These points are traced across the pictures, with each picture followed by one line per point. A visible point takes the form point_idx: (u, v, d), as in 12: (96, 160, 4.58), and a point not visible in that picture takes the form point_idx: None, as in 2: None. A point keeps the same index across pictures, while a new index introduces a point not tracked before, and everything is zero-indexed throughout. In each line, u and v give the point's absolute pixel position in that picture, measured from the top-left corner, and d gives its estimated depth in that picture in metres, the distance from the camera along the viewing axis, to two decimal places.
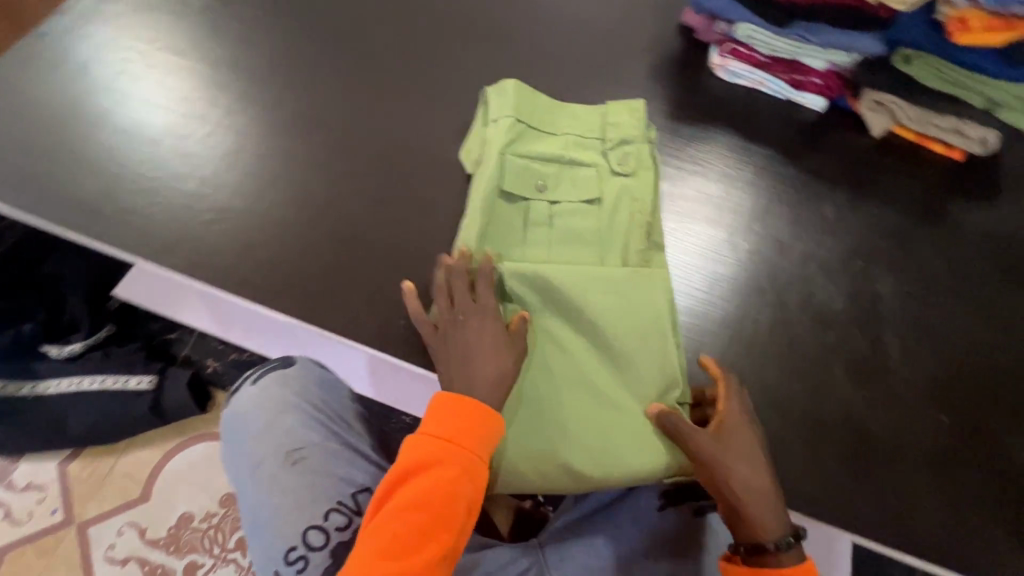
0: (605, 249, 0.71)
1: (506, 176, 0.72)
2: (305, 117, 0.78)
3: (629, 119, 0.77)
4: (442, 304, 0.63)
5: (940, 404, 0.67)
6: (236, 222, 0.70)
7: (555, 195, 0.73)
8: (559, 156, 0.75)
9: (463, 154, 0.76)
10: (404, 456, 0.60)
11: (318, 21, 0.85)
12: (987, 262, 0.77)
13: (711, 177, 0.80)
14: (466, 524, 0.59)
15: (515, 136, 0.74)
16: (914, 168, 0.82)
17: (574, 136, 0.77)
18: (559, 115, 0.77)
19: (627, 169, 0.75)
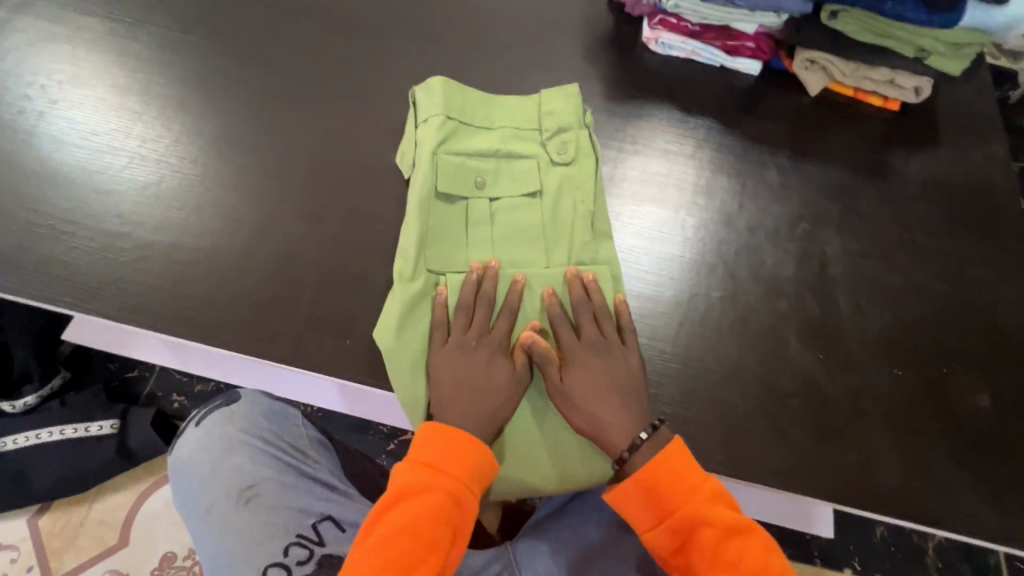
0: (550, 244, 0.68)
1: (442, 177, 0.69)
2: (227, 139, 0.75)
3: (564, 105, 0.73)
4: (459, 323, 0.62)
5: (894, 359, 0.68)
6: (165, 258, 0.67)
7: (495, 192, 0.70)
8: (495, 150, 0.71)
9: (399, 158, 0.73)
10: (396, 478, 0.57)
11: (231, 34, 0.81)
12: (931, 210, 0.77)
13: (656, 157, 0.78)
14: (454, 552, 0.56)
15: (447, 135, 0.70)
16: (852, 124, 0.82)
17: (510, 128, 0.73)
18: (493, 106, 0.73)
19: (567, 158, 0.71)
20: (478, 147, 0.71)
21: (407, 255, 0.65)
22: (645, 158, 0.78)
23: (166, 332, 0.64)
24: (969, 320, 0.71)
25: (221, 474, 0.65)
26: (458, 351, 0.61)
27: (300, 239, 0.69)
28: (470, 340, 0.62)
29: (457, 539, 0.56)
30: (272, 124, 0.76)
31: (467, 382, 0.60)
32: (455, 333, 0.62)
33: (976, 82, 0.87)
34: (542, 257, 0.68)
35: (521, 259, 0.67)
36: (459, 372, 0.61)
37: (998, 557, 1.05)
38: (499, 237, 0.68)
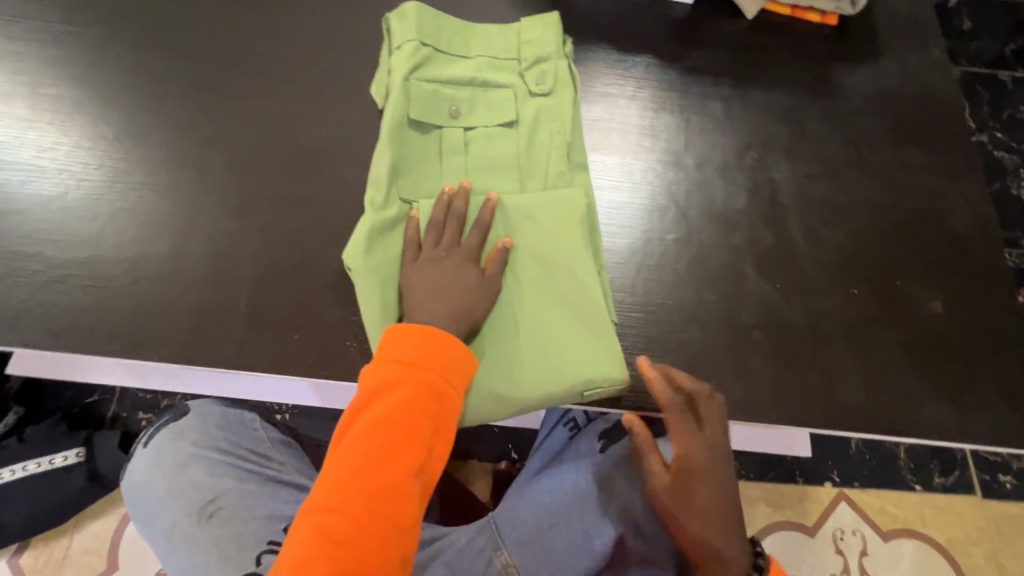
0: (526, 175, 0.67)
1: (414, 105, 0.67)
2: (135, 135, 0.69)
3: (543, 33, 0.72)
4: (429, 239, 0.60)
5: (850, 279, 0.68)
6: (86, 273, 0.62)
7: (470, 121, 0.68)
8: (471, 79, 0.69)
9: (373, 88, 0.71)
10: (369, 376, 0.55)
11: (120, 19, 0.74)
12: (876, 123, 0.76)
13: (634, 77, 0.77)
14: (437, 442, 0.55)
15: (420, 62, 0.68)
16: (791, 44, 0.80)
17: (487, 57, 0.71)
18: (471, 36, 0.72)
19: (544, 88, 0.70)
20: (455, 73, 0.69)
21: (378, 182, 0.63)
22: (624, 76, 0.77)
23: (99, 351, 0.60)
24: (919, 229, 0.71)
25: (179, 491, 0.65)
26: (428, 266, 0.59)
27: (231, 235, 0.65)
28: (439, 256, 0.60)
29: (441, 431, 0.55)
30: (182, 114, 0.70)
31: (437, 297, 0.58)
32: (426, 250, 0.60)
33: None
34: (515, 187, 0.66)
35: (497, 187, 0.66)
36: (428, 284, 0.58)
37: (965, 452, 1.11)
38: (473, 166, 0.67)
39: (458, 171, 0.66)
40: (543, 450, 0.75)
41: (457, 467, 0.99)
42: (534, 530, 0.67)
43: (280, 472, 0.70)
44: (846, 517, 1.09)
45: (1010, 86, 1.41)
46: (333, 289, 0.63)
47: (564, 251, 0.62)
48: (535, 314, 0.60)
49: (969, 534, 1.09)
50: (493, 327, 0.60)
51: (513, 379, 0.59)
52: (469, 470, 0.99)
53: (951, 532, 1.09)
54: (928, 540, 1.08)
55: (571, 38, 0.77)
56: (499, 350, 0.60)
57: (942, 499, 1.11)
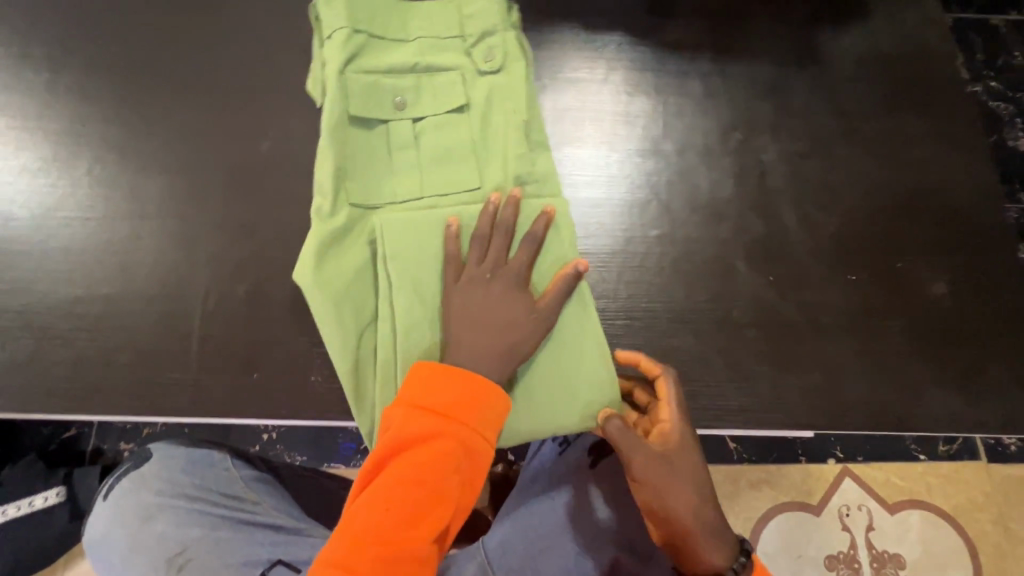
0: (485, 162, 0.62)
1: (354, 101, 0.61)
2: (61, 164, 0.63)
3: (484, 5, 0.65)
4: (473, 255, 0.55)
5: (846, 265, 0.63)
6: (22, 323, 0.57)
7: (417, 110, 0.63)
8: (413, 65, 0.63)
9: (308, 85, 0.64)
10: (394, 426, 0.51)
11: (32, 34, 0.67)
12: (867, 88, 0.71)
13: (596, 50, 0.71)
14: (463, 502, 0.51)
15: (356, 51, 0.62)
16: (772, 8, 0.73)
17: (430, 37, 0.65)
18: (408, 17, 0.65)
19: (494, 65, 0.64)
20: (395, 60, 0.63)
21: (322, 187, 0.58)
22: (588, 50, 0.71)
23: (44, 408, 0.55)
24: (919, 203, 0.66)
25: (145, 545, 0.64)
26: (476, 285, 0.54)
27: (176, 270, 0.59)
28: (486, 274, 0.54)
29: (468, 490, 0.51)
30: (111, 137, 0.64)
31: (482, 323, 0.53)
32: (470, 270, 0.55)
33: None
34: (475, 177, 0.61)
35: (457, 179, 0.61)
36: (478, 307, 0.54)
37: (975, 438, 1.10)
38: (423, 158, 0.62)
39: (411, 165, 0.62)
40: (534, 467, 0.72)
41: None
42: (524, 557, 0.64)
43: (255, 513, 0.66)
44: (851, 492, 1.07)
45: (1004, 30, 1.34)
46: (293, 320, 0.59)
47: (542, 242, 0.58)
48: None
49: (976, 500, 1.08)
50: None
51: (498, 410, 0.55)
52: None
53: (958, 499, 1.08)
54: (934, 510, 1.07)
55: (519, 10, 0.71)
56: None
57: (947, 467, 1.09)
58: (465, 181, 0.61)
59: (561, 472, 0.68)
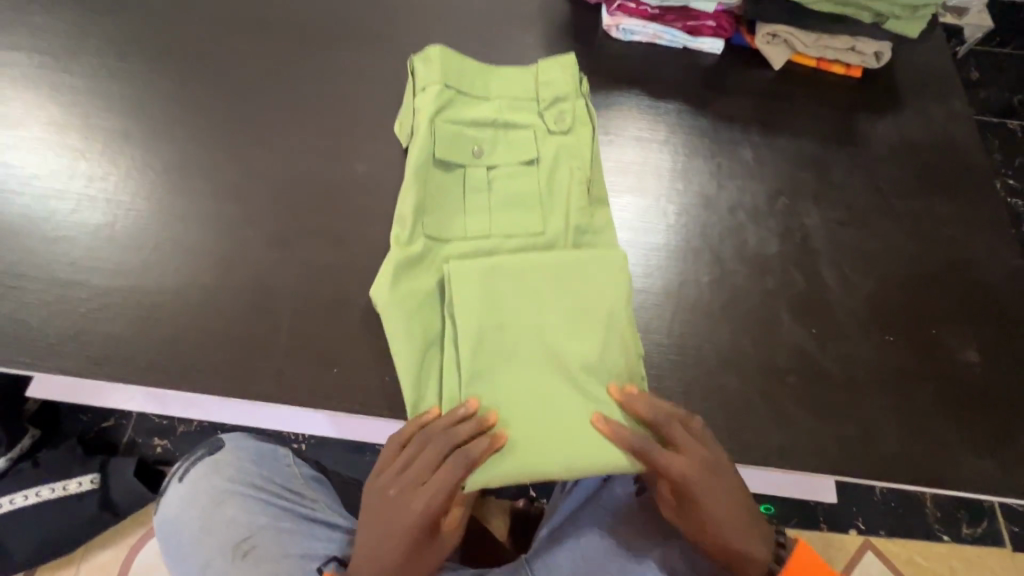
0: (546, 213, 0.69)
1: (440, 147, 0.69)
2: (180, 167, 0.70)
3: (560, 75, 0.73)
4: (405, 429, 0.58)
5: (883, 325, 0.68)
6: (127, 303, 0.63)
7: (492, 159, 0.71)
8: (492, 121, 0.72)
9: (397, 128, 0.73)
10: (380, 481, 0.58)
11: (171, 55, 0.77)
12: (903, 171, 0.78)
13: (648, 121, 0.79)
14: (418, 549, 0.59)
15: (445, 103, 0.71)
16: (817, 94, 0.82)
17: (508, 99, 0.73)
18: (491, 77, 0.74)
19: (563, 127, 0.72)
20: (477, 114, 0.72)
21: (404, 220, 0.66)
22: (635, 119, 0.79)
23: (137, 381, 0.60)
24: (950, 278, 0.71)
25: (214, 528, 0.71)
26: (389, 497, 0.57)
27: (272, 268, 0.65)
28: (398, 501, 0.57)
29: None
30: (226, 148, 0.72)
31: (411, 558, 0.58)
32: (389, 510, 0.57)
33: (932, 40, 0.88)
34: (539, 224, 0.69)
35: (521, 224, 0.68)
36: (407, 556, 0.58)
37: (998, 520, 1.10)
38: (490, 202, 0.69)
39: (482, 206, 0.69)
40: (577, 492, 0.77)
41: (476, 504, 1.01)
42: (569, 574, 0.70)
43: (312, 508, 0.74)
44: (873, 568, 1.06)
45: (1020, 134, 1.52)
46: (370, 324, 0.64)
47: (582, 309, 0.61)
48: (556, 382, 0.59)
49: None
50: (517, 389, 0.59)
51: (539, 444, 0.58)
52: (487, 508, 1.02)
53: None
54: None
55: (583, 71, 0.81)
56: (524, 412, 0.59)
57: (972, 551, 1.08)
58: (528, 225, 0.68)
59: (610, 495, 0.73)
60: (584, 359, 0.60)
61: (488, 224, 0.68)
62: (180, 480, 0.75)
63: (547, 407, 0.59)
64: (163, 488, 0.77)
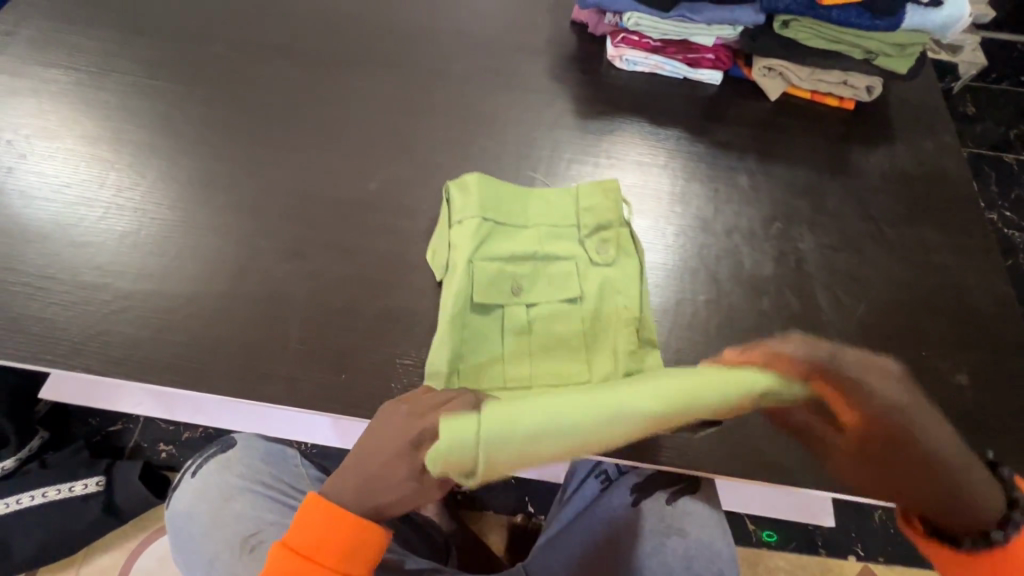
0: (587, 355, 0.67)
1: (477, 288, 0.67)
2: (204, 180, 0.74)
3: (605, 205, 0.73)
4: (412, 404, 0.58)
5: (874, 348, 0.70)
6: (147, 306, 0.66)
7: (532, 296, 0.69)
8: (532, 254, 0.70)
9: (430, 255, 0.71)
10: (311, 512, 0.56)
11: (200, 76, 0.82)
12: (894, 199, 0.81)
13: (653, 171, 0.81)
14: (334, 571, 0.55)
15: (484, 236, 0.69)
16: (811, 125, 0.86)
17: (546, 226, 0.72)
18: (529, 202, 0.73)
19: (606, 260, 0.71)
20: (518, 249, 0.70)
21: (439, 371, 0.64)
22: (642, 174, 0.80)
23: (153, 382, 0.62)
24: (940, 303, 0.74)
25: (223, 523, 0.75)
26: (384, 428, 0.57)
27: (286, 278, 0.69)
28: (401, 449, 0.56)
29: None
30: (247, 163, 0.76)
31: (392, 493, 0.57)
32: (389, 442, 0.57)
33: (922, 77, 0.93)
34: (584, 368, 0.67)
35: (562, 365, 0.67)
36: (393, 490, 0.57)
37: None
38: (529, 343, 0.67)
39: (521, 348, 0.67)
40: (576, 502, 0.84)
41: (474, 518, 1.07)
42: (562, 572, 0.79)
43: None
44: None
45: (1016, 168, 1.55)
46: (379, 333, 0.66)
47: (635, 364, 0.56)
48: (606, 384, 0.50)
49: None
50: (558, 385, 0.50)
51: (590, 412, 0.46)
52: (486, 522, 1.07)
53: None
54: None
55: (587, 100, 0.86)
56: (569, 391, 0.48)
57: None
58: (572, 361, 0.67)
59: (606, 504, 0.80)
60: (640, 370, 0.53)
61: (527, 366, 0.66)
62: (191, 476, 0.79)
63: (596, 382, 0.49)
64: (173, 485, 0.81)
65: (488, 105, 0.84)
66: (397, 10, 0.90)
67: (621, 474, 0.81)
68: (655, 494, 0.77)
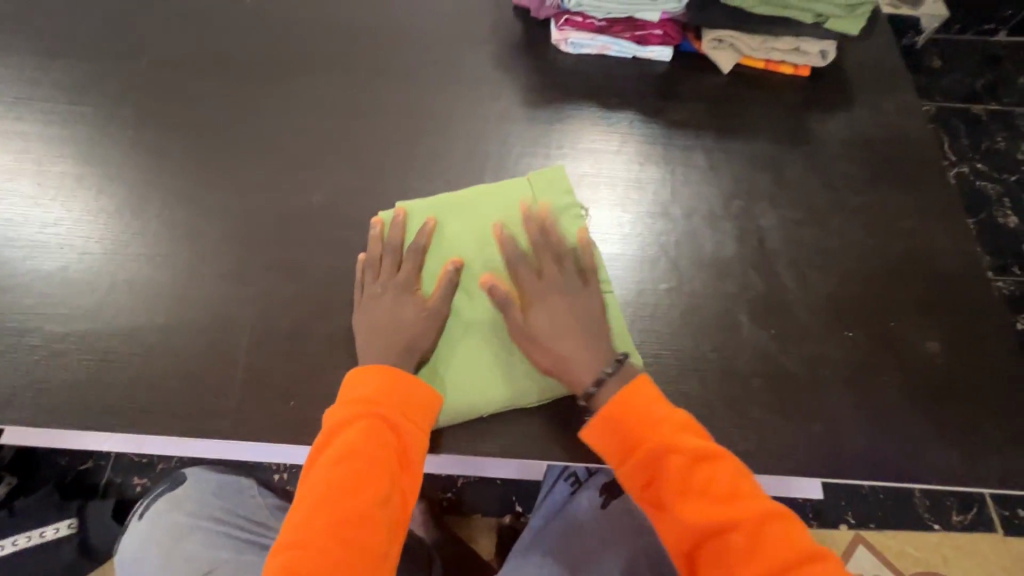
0: None
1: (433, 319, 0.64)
2: (134, 208, 0.70)
3: (551, 196, 0.68)
4: (386, 267, 0.64)
5: (843, 322, 0.68)
6: (83, 348, 0.63)
7: (486, 311, 0.64)
8: (478, 265, 0.65)
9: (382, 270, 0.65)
10: (340, 418, 0.58)
11: (123, 95, 0.77)
12: (855, 165, 0.79)
13: (611, 156, 0.78)
14: (401, 474, 0.58)
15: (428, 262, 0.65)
16: (767, 96, 0.83)
17: (486, 231, 0.66)
18: (461, 208, 0.67)
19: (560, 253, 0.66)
20: (469, 258, 0.65)
21: None
22: (597, 159, 0.78)
23: (95, 427, 0.60)
24: (908, 270, 0.71)
25: (174, 564, 0.74)
26: (372, 308, 0.63)
27: (227, 304, 0.65)
28: (378, 286, 0.63)
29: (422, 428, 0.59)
30: (179, 185, 0.72)
31: (393, 322, 0.62)
32: (386, 274, 0.64)
33: (878, 36, 0.90)
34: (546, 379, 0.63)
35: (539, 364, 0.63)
36: (389, 321, 0.62)
37: (987, 503, 1.10)
38: (489, 352, 0.63)
39: (485, 362, 0.63)
40: (545, 505, 0.85)
41: (462, 523, 1.06)
42: None
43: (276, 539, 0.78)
44: (865, 562, 1.05)
45: (985, 119, 1.54)
46: (331, 353, 0.64)
47: None
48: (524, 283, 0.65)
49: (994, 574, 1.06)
50: (498, 289, 0.65)
51: (472, 196, 0.67)
52: (474, 526, 1.06)
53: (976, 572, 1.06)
54: None
55: (535, 90, 0.82)
56: (485, 283, 0.65)
57: (962, 537, 1.08)
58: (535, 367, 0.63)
59: (578, 507, 0.82)
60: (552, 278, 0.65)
61: (489, 377, 0.62)
62: (140, 516, 0.79)
63: (495, 245, 0.66)
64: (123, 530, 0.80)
65: (432, 101, 0.80)
66: (328, 9, 0.86)
67: (590, 475, 0.85)
68: (623, 497, 0.82)
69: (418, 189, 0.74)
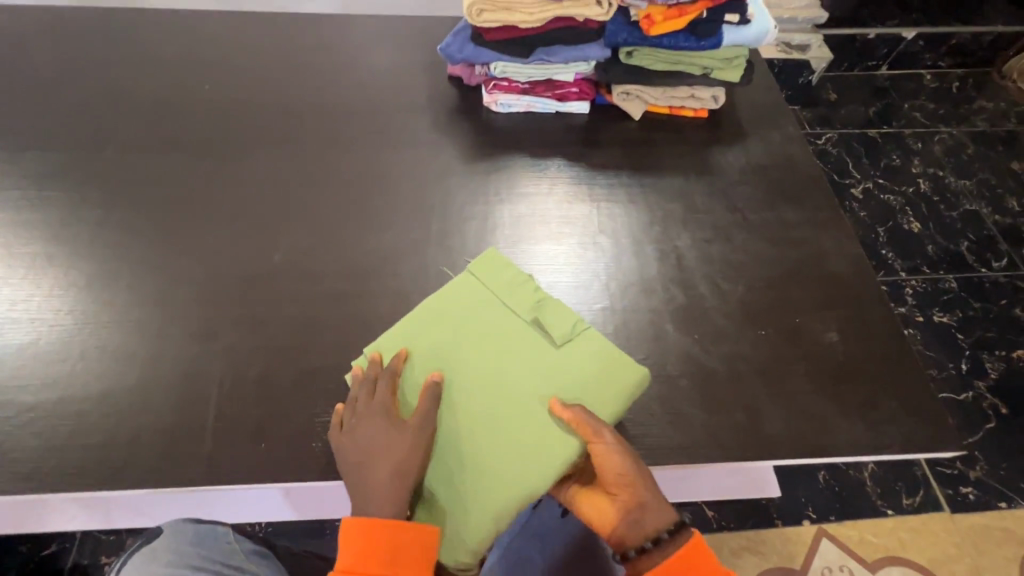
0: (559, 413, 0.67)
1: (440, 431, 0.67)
2: (103, 279, 0.75)
3: (499, 276, 0.74)
4: (361, 399, 0.66)
5: (756, 323, 0.77)
6: (54, 415, 0.66)
7: (482, 395, 0.68)
8: (458, 351, 0.70)
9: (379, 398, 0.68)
10: None
11: (90, 178, 0.84)
12: (753, 188, 0.91)
13: (543, 199, 0.88)
14: None
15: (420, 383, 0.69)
16: (673, 136, 0.96)
17: (457, 325, 0.71)
18: (427, 318, 0.72)
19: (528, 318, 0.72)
20: (447, 361, 0.70)
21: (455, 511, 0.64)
22: (531, 203, 0.87)
23: (68, 489, 0.62)
24: (806, 273, 0.82)
25: None
26: (357, 444, 0.64)
27: (195, 359, 0.70)
28: (355, 420, 0.65)
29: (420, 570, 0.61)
30: (147, 255, 0.77)
31: (386, 447, 0.64)
32: (362, 404, 0.66)
33: (761, 81, 1.05)
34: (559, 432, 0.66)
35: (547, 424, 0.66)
36: (372, 450, 0.63)
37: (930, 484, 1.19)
38: (502, 436, 0.66)
39: (500, 442, 0.66)
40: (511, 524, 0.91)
41: None
42: None
43: None
44: (830, 554, 1.11)
45: (879, 141, 1.75)
46: (298, 395, 0.69)
47: (535, 350, 0.70)
48: (504, 357, 0.70)
49: (948, 551, 1.13)
50: (485, 369, 0.69)
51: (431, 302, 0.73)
52: None
53: (932, 552, 1.12)
54: (912, 565, 1.10)
55: (472, 146, 0.93)
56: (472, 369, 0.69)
57: (915, 519, 1.15)
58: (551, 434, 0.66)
59: (541, 519, 0.89)
60: (527, 346, 0.70)
61: (513, 457, 0.65)
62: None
63: (467, 336, 0.71)
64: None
65: (381, 162, 0.89)
66: (281, 89, 0.96)
67: None
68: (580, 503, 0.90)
69: (372, 240, 0.81)
